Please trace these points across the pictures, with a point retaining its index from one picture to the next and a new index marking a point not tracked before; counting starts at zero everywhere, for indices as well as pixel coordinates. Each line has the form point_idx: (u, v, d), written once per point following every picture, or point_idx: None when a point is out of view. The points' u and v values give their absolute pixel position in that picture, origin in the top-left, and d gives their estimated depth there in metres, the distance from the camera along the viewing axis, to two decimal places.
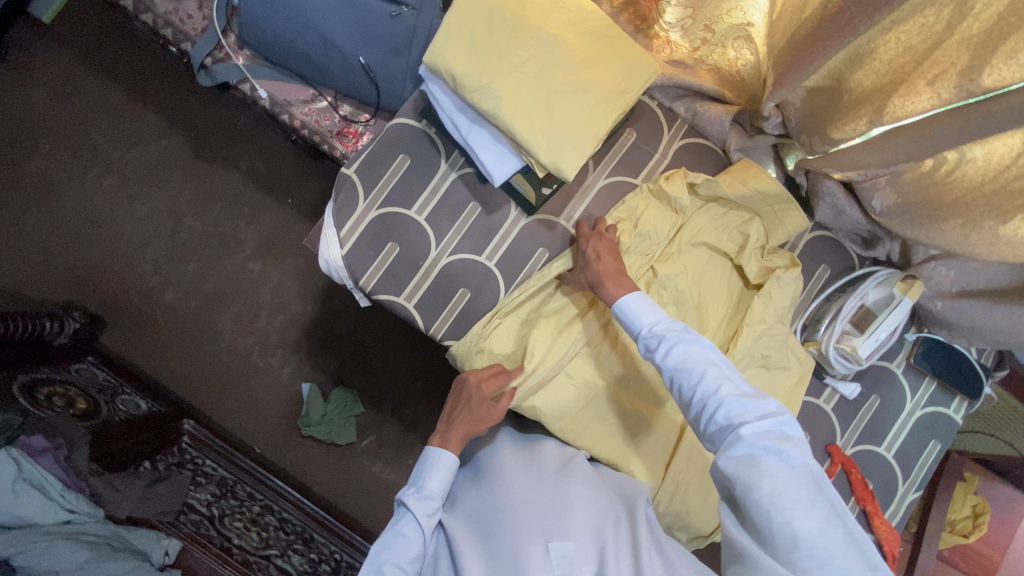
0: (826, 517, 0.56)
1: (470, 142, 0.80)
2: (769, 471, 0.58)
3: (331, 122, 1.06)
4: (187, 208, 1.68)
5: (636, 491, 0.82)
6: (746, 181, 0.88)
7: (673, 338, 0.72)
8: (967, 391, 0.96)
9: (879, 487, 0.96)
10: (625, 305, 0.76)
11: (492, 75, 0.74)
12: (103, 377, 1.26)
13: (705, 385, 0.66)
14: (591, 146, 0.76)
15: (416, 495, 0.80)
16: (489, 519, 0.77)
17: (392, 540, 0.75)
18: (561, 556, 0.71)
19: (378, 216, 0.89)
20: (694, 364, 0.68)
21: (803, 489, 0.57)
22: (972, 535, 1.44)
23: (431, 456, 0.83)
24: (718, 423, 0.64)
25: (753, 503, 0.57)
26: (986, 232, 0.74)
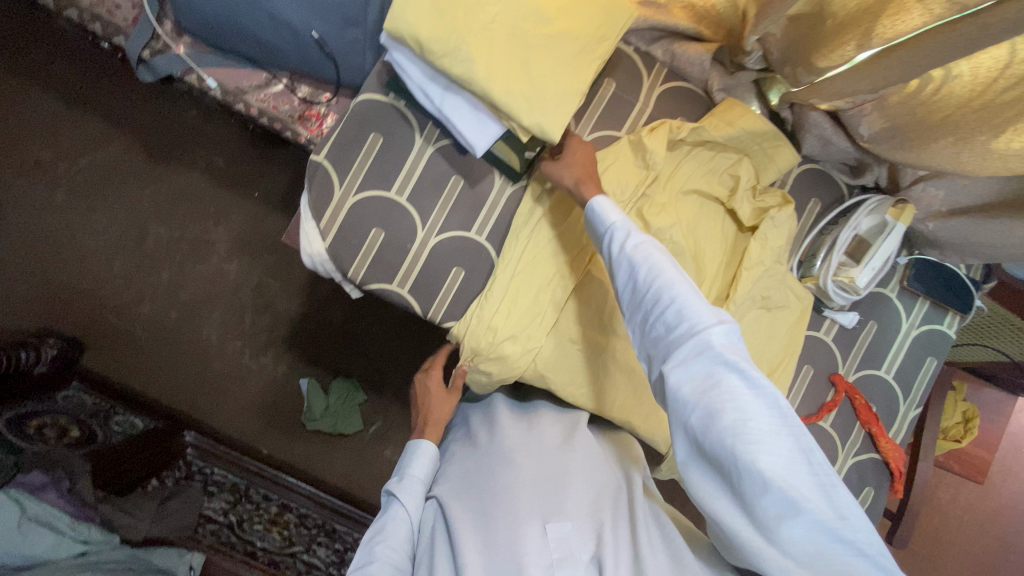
0: (792, 453, 0.53)
1: (445, 113, 0.75)
2: (732, 393, 0.56)
3: (290, 106, 1.00)
4: (149, 215, 1.59)
5: (631, 462, 0.86)
6: (733, 121, 0.86)
7: (636, 245, 0.69)
8: (959, 305, 0.99)
9: (882, 410, 0.99)
10: (598, 203, 0.75)
11: (461, 36, 0.69)
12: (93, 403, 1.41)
13: (665, 294, 0.64)
14: (575, 103, 0.71)
15: (405, 479, 0.80)
16: (486, 493, 0.76)
17: (383, 524, 0.75)
18: (559, 538, 0.69)
19: (358, 201, 0.85)
20: (657, 273, 0.66)
21: (768, 416, 0.55)
22: (966, 437, 1.53)
23: (414, 446, 0.85)
24: (678, 334, 0.62)
25: (714, 428, 0.55)
26: (979, 148, 0.71)
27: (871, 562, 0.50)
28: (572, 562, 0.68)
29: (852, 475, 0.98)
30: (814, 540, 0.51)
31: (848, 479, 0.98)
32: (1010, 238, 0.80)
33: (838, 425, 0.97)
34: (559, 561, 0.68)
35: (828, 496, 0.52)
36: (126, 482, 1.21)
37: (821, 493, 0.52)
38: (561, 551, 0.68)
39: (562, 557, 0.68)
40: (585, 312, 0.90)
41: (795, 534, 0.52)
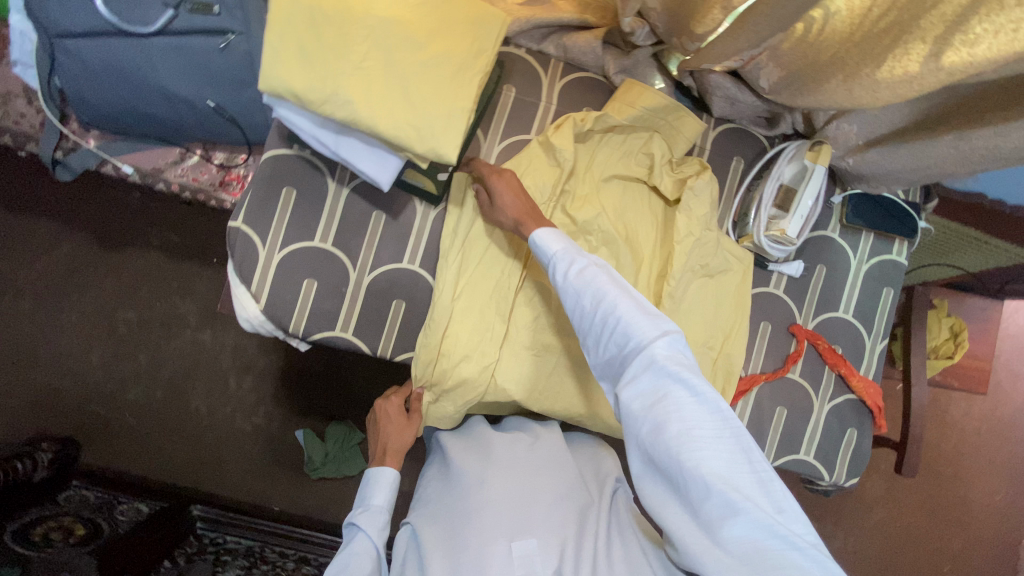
0: (732, 454, 0.57)
1: (343, 156, 0.75)
2: (677, 405, 0.59)
3: (210, 174, 1.01)
4: (115, 304, 1.60)
5: (604, 475, 0.88)
6: (633, 103, 0.87)
7: (580, 264, 0.71)
8: (905, 232, 0.98)
9: (849, 349, 0.99)
10: (539, 236, 0.75)
11: (335, 81, 0.69)
12: (97, 497, 1.38)
13: (611, 311, 0.66)
14: (464, 121, 0.72)
15: (370, 509, 0.81)
16: (455, 519, 0.76)
17: (346, 560, 0.75)
18: (522, 556, 0.70)
19: (285, 257, 0.85)
20: (600, 290, 0.68)
21: (711, 423, 0.58)
22: (956, 354, 1.51)
23: (376, 472, 0.85)
24: (625, 349, 0.64)
25: (663, 438, 0.58)
26: (866, 82, 0.69)
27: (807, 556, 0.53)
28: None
29: (832, 419, 0.98)
30: (756, 539, 0.54)
31: (829, 424, 0.98)
32: (928, 158, 0.77)
33: (807, 373, 0.97)
34: None
35: (766, 492, 0.56)
36: (139, 566, 1.23)
37: (760, 491, 0.56)
38: (525, 567, 0.70)
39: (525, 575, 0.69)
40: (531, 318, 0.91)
41: (739, 535, 0.54)
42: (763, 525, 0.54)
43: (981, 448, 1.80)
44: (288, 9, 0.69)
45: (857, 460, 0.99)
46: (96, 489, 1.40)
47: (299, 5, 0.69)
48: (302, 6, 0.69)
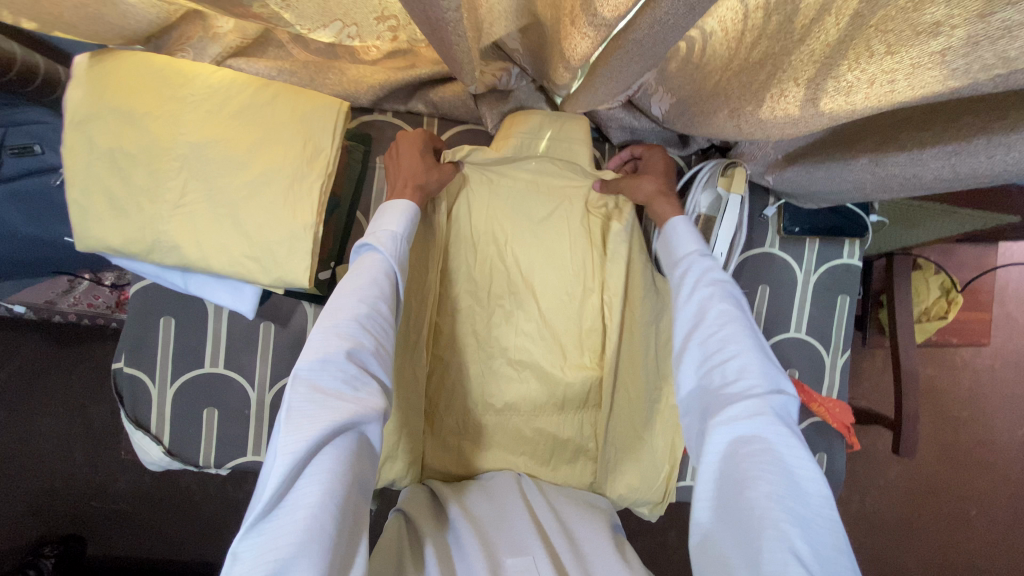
0: (832, 549, 0.45)
1: (195, 293, 0.69)
2: (780, 463, 0.48)
3: (104, 296, 0.97)
4: (83, 399, 1.60)
5: (604, 514, 0.79)
6: (510, 133, 0.79)
7: (704, 272, 0.63)
8: (855, 230, 0.87)
9: (806, 369, 0.91)
10: (675, 227, 0.70)
11: (155, 225, 0.62)
12: None
13: (731, 335, 0.57)
14: (308, 239, 0.64)
15: (385, 254, 0.63)
16: (446, 548, 0.66)
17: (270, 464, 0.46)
18: (520, 571, 0.60)
19: (177, 390, 0.81)
20: (720, 308, 0.59)
21: (813, 501, 0.46)
22: (951, 312, 1.39)
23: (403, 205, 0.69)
24: (733, 380, 0.54)
25: (747, 495, 0.47)
26: (752, 119, 0.58)
27: None
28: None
29: None
30: None
31: None
32: (847, 182, 0.66)
33: None
34: None
35: None
36: None
37: None
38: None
39: None
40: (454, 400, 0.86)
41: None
42: None
43: (997, 392, 1.70)
44: (87, 157, 0.62)
45: (830, 484, 0.93)
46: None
47: (98, 149, 0.62)
48: (101, 150, 0.62)
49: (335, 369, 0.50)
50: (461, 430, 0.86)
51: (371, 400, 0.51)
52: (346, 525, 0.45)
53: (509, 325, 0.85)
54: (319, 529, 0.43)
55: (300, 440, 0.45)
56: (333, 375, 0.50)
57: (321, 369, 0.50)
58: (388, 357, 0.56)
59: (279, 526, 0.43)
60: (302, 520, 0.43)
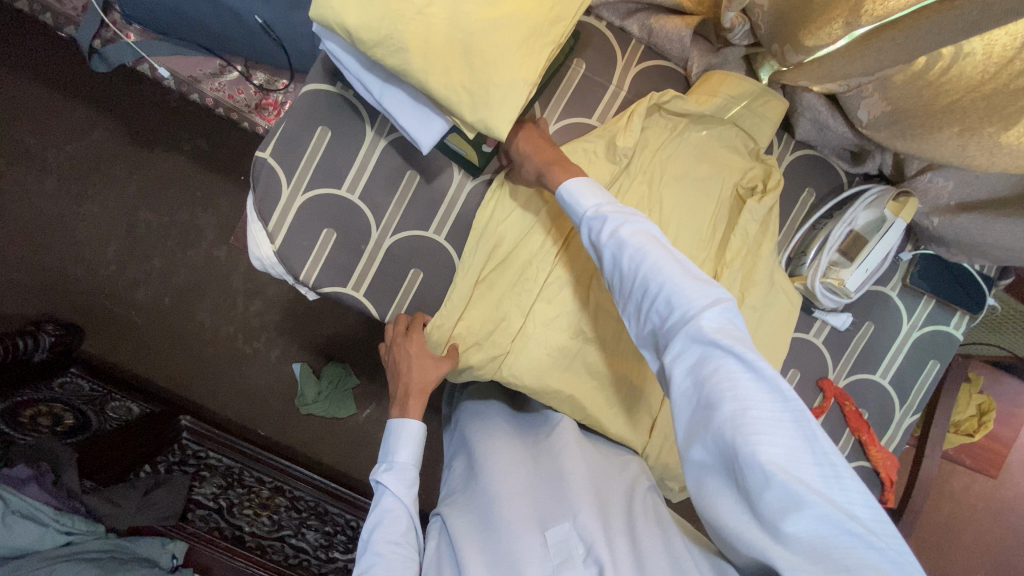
0: (794, 438, 0.48)
1: (386, 108, 0.69)
2: (731, 379, 0.51)
3: (247, 94, 0.95)
4: (136, 200, 1.56)
5: (631, 470, 0.78)
6: (716, 91, 0.80)
7: (618, 218, 0.63)
8: (968, 305, 0.91)
9: (875, 415, 0.93)
10: (568, 190, 0.67)
11: (393, 22, 0.62)
12: (91, 388, 1.36)
13: (650, 274, 0.58)
14: (525, 96, 0.64)
15: (393, 490, 0.73)
16: (486, 506, 0.71)
17: (378, 519, 0.71)
18: (557, 542, 0.65)
19: (307, 201, 0.81)
20: (639, 243, 0.60)
21: (770, 401, 0.49)
22: (978, 433, 1.43)
23: (394, 430, 0.77)
24: (668, 317, 0.56)
25: (717, 424, 0.50)
26: (987, 141, 0.63)
27: (883, 556, 0.44)
28: (572, 565, 0.63)
29: None
30: (824, 534, 0.45)
31: None
32: None
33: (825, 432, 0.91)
34: (559, 566, 0.63)
35: (831, 485, 0.47)
36: (115, 469, 1.24)
37: (827, 483, 0.47)
38: (562, 553, 0.64)
39: (561, 561, 0.63)
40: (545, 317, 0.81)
41: (802, 530, 0.46)
42: (835, 520, 0.45)
43: (983, 532, 1.67)
44: None
45: None
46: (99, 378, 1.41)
47: None
48: None
49: (395, 531, 0.70)
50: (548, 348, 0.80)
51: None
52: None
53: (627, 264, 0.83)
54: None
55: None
56: (393, 539, 0.69)
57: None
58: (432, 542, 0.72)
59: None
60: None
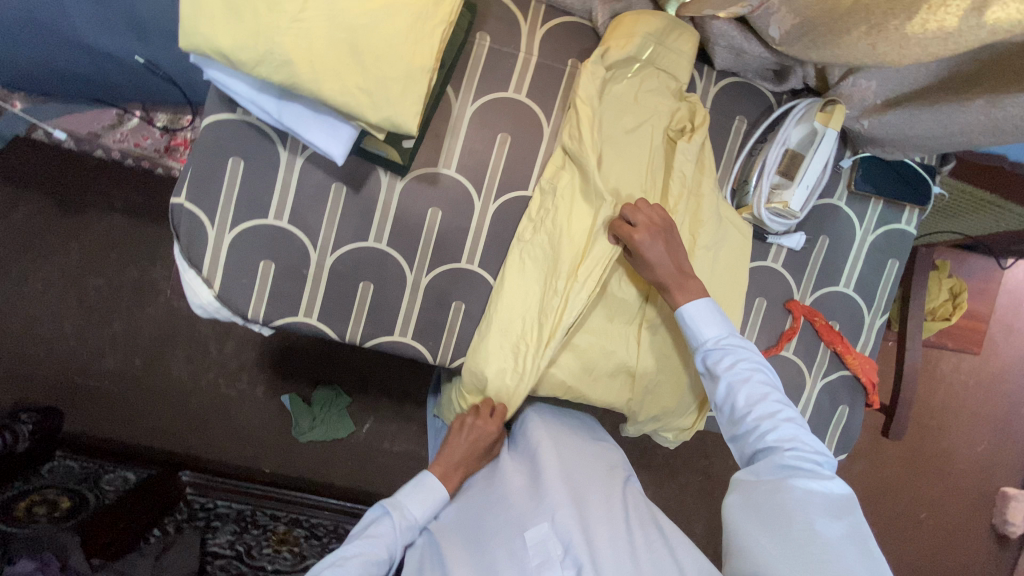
0: (853, 541, 0.58)
1: (289, 126, 0.66)
2: (806, 487, 0.61)
3: (152, 139, 0.92)
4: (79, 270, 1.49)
5: (612, 463, 0.86)
6: (633, 33, 0.77)
7: (740, 351, 0.73)
8: (916, 199, 0.91)
9: (846, 325, 0.94)
10: (690, 315, 0.74)
11: (269, 37, 0.59)
12: (81, 469, 1.37)
13: (760, 398, 0.69)
14: (424, 84, 0.61)
15: (392, 523, 0.77)
16: (478, 522, 0.77)
17: (363, 545, 0.75)
18: (536, 542, 0.70)
19: (236, 238, 0.78)
20: (755, 376, 0.70)
21: (836, 512, 0.60)
22: (955, 315, 1.46)
23: (416, 483, 0.81)
24: (765, 426, 0.67)
25: (795, 513, 0.59)
26: (893, 35, 0.60)
27: None
28: (551, 565, 0.69)
29: (824, 397, 0.94)
30: None
31: (820, 402, 0.94)
32: (954, 124, 0.70)
33: (801, 352, 0.93)
34: (539, 565, 0.69)
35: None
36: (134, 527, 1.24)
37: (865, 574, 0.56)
38: (541, 554, 0.70)
39: (540, 562, 0.69)
40: (512, 318, 0.81)
41: None
42: None
43: (975, 406, 1.73)
44: None
45: (844, 438, 0.96)
46: (83, 461, 1.41)
47: None
48: None
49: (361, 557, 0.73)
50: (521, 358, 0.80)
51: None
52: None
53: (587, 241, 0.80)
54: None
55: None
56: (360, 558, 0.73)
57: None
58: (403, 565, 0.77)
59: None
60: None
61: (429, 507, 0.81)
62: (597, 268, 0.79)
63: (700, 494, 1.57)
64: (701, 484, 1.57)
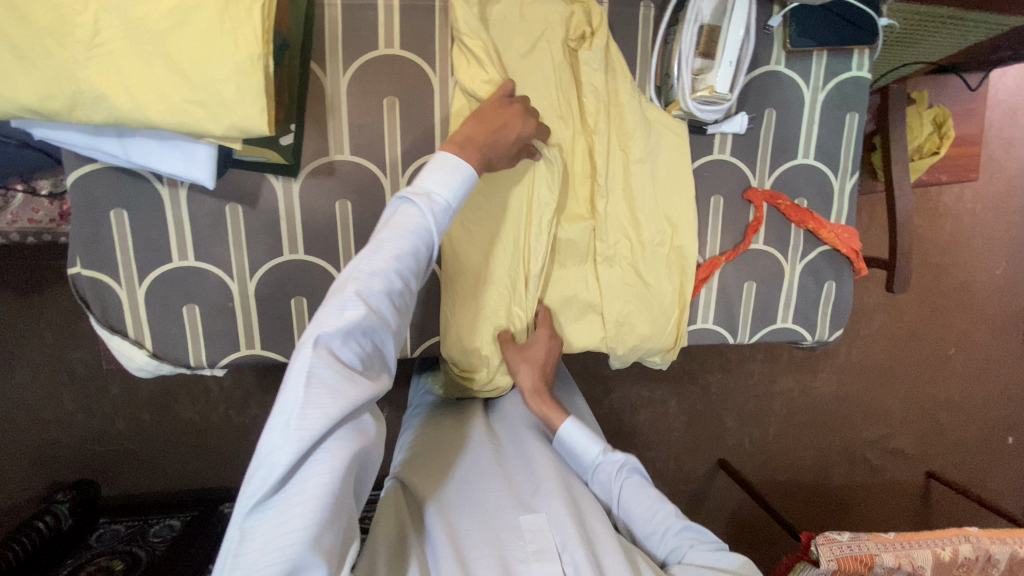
0: None
1: (144, 163, 0.60)
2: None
3: (44, 209, 0.85)
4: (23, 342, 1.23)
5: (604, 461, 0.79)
6: None
7: (621, 462, 0.74)
8: (865, 39, 0.80)
9: (815, 197, 0.87)
10: (570, 434, 0.75)
11: (71, 77, 0.51)
12: (126, 528, 1.27)
13: (652, 503, 0.70)
14: (259, 76, 0.53)
15: (424, 209, 0.53)
16: (465, 490, 0.68)
17: (385, 245, 0.51)
18: (532, 529, 0.63)
19: (149, 291, 0.73)
20: (639, 485, 0.71)
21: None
22: (944, 146, 1.36)
23: (456, 163, 0.56)
24: (667, 528, 0.68)
25: None
26: None
27: None
28: (546, 556, 0.60)
29: (807, 278, 0.89)
30: None
31: (804, 284, 0.89)
32: None
33: (772, 240, 0.86)
34: (534, 553, 0.60)
35: None
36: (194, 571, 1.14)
37: None
38: (537, 543, 0.61)
39: (537, 549, 0.61)
40: (468, 282, 0.76)
41: None
42: None
43: (984, 232, 1.65)
44: None
45: (838, 314, 0.91)
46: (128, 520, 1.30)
47: None
48: None
49: (389, 283, 0.50)
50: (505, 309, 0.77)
51: (383, 382, 0.52)
52: (343, 523, 0.48)
53: (524, 185, 0.75)
54: (332, 506, 0.45)
55: (323, 419, 0.44)
56: (384, 288, 0.50)
57: (348, 339, 0.48)
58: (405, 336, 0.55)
59: (283, 517, 0.43)
60: (320, 494, 0.44)
61: (462, 190, 0.57)
62: (538, 206, 0.75)
63: (721, 391, 1.58)
64: (719, 381, 1.58)
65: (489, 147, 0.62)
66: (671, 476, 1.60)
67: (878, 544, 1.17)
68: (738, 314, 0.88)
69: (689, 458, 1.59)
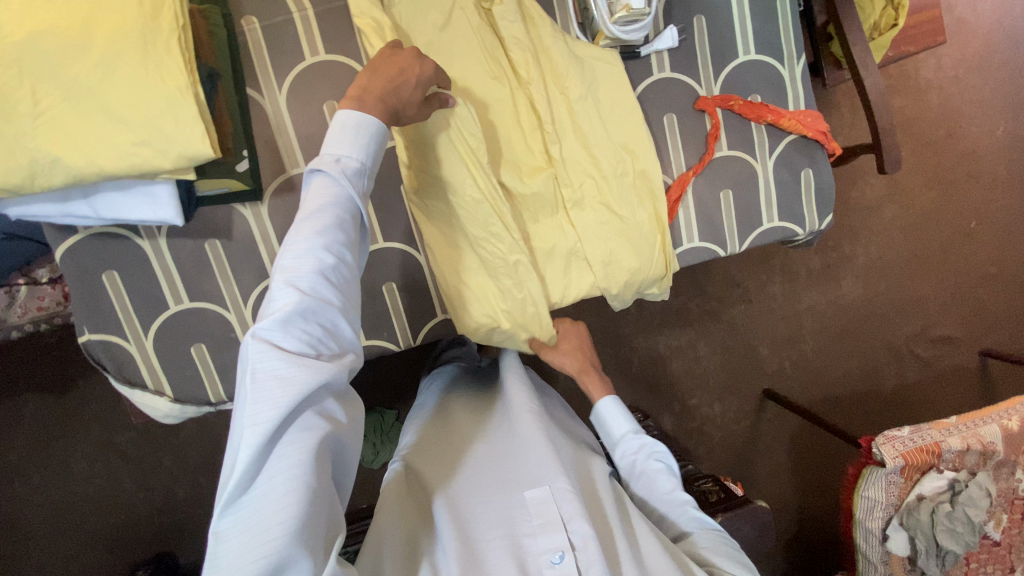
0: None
1: (114, 217, 0.64)
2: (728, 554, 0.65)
3: (48, 296, 0.89)
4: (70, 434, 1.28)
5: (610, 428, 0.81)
6: None
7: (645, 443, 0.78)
8: None
9: (767, 91, 0.86)
10: (605, 408, 0.81)
11: (24, 149, 0.55)
12: None
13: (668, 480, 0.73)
14: (192, 104, 0.57)
15: (337, 178, 0.55)
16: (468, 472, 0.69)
17: (304, 223, 0.53)
18: (538, 504, 0.62)
19: (156, 340, 0.77)
20: (655, 466, 0.75)
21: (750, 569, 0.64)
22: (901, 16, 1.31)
23: (355, 119, 0.57)
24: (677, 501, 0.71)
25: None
26: None
27: None
28: (553, 528, 0.61)
29: (782, 172, 0.88)
30: None
31: (781, 179, 0.88)
32: None
33: (736, 143, 0.86)
34: (540, 526, 0.61)
35: None
36: None
37: None
38: (543, 515, 0.62)
39: (543, 521, 0.61)
40: (453, 258, 0.78)
41: None
42: None
43: (972, 95, 1.60)
44: None
45: (824, 201, 0.90)
46: None
47: None
48: None
49: (315, 259, 0.51)
50: (494, 280, 0.77)
51: (343, 359, 0.53)
52: (326, 517, 0.50)
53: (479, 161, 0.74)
54: (308, 490, 0.47)
55: (273, 411, 0.46)
56: (311, 264, 0.51)
57: (286, 323, 0.49)
58: (354, 311, 0.55)
59: (261, 514, 0.45)
60: (291, 483, 0.46)
61: (370, 147, 0.58)
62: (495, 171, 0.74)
63: (744, 319, 1.56)
64: (739, 310, 1.56)
65: (390, 95, 0.60)
66: (721, 419, 1.57)
67: (941, 430, 1.12)
68: (722, 225, 0.87)
69: (731, 394, 1.57)
